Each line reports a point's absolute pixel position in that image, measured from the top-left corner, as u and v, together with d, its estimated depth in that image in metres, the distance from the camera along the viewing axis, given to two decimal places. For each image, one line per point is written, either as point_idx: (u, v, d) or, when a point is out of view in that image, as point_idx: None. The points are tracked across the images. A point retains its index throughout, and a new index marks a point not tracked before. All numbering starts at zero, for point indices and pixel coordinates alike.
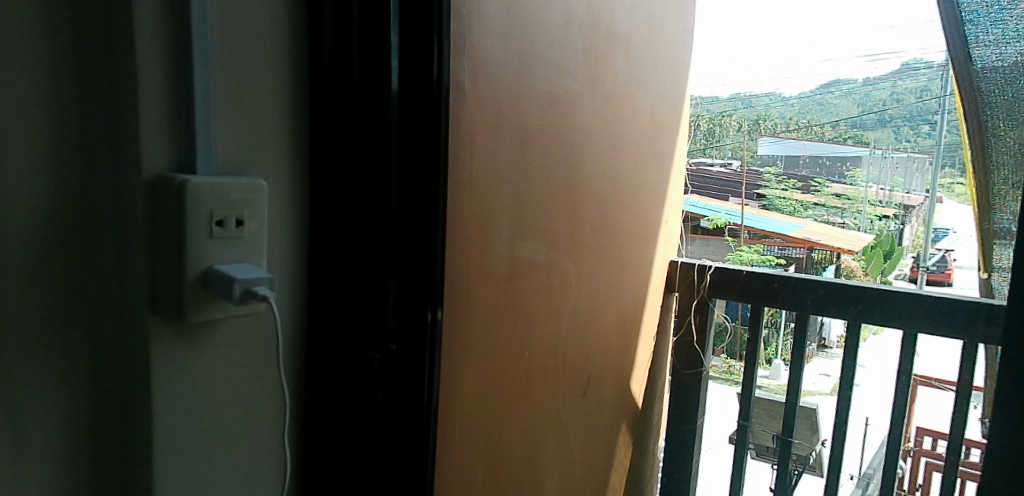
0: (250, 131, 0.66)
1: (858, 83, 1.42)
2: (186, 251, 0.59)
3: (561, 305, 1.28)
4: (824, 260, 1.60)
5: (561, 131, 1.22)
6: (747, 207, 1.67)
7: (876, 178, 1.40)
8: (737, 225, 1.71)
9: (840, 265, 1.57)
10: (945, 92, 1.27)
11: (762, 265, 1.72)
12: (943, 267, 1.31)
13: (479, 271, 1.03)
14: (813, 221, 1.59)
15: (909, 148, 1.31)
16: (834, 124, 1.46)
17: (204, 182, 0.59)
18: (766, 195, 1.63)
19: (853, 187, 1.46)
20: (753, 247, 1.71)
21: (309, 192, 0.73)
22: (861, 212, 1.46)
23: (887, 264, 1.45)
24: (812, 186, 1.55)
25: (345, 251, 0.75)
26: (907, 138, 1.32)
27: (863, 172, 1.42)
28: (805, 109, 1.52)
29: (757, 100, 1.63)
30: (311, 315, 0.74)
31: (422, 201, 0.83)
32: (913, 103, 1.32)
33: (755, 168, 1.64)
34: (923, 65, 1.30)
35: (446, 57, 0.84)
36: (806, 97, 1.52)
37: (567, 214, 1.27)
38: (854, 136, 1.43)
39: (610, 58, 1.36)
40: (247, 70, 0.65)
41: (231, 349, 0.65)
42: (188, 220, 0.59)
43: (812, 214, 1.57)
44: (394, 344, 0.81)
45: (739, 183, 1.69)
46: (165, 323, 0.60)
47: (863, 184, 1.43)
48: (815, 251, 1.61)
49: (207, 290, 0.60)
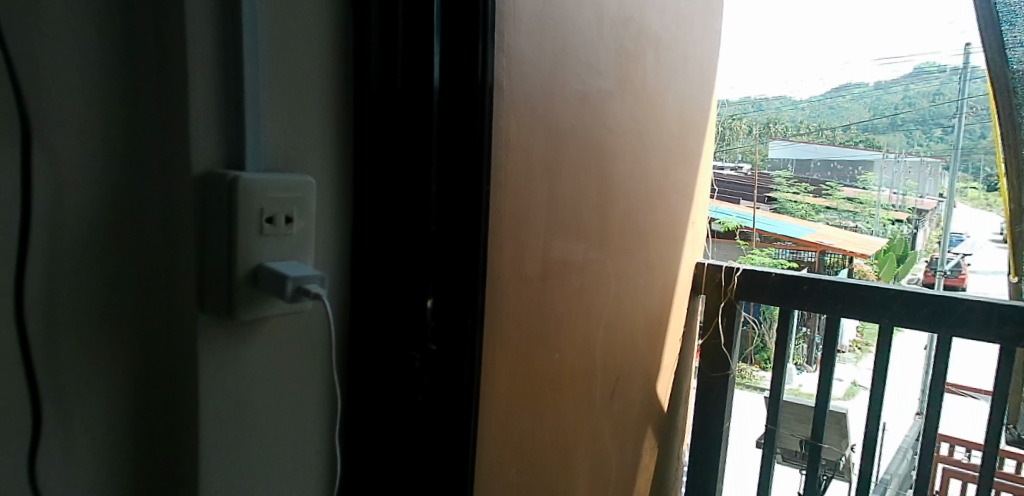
0: (297, 130, 0.65)
1: (869, 87, 1.49)
2: (236, 248, 0.58)
3: (592, 305, 1.26)
4: (836, 262, 1.66)
5: (594, 131, 1.21)
6: (759, 209, 1.73)
7: (888, 182, 1.48)
8: (749, 228, 1.75)
9: (852, 268, 1.61)
10: (959, 97, 1.36)
11: (774, 266, 1.72)
12: (958, 271, 1.44)
13: (515, 271, 1.02)
14: (824, 225, 1.65)
15: (922, 152, 1.42)
16: (846, 127, 1.52)
17: (254, 178, 0.58)
18: (777, 199, 1.69)
19: (865, 191, 1.54)
20: (764, 250, 1.73)
21: (353, 190, 0.72)
22: (872, 216, 1.53)
23: (901, 270, 1.54)
24: (823, 190, 1.60)
25: (388, 249, 0.74)
26: (919, 142, 1.42)
27: (875, 176, 1.49)
28: (816, 112, 1.57)
29: (767, 103, 1.69)
30: (354, 313, 0.73)
31: (463, 199, 0.83)
32: (925, 107, 1.41)
33: (766, 172, 1.72)
34: (935, 69, 1.40)
35: (490, 58, 0.84)
36: (817, 101, 1.57)
37: (598, 215, 1.26)
38: (865, 140, 1.50)
39: (640, 58, 1.35)
40: (295, 68, 0.65)
41: (278, 348, 0.64)
42: (240, 216, 0.58)
43: (823, 218, 1.63)
44: (434, 345, 0.80)
45: (750, 187, 1.77)
46: (214, 323, 0.59)
47: (875, 188, 1.51)
48: (827, 255, 1.65)
49: (257, 287, 0.59)
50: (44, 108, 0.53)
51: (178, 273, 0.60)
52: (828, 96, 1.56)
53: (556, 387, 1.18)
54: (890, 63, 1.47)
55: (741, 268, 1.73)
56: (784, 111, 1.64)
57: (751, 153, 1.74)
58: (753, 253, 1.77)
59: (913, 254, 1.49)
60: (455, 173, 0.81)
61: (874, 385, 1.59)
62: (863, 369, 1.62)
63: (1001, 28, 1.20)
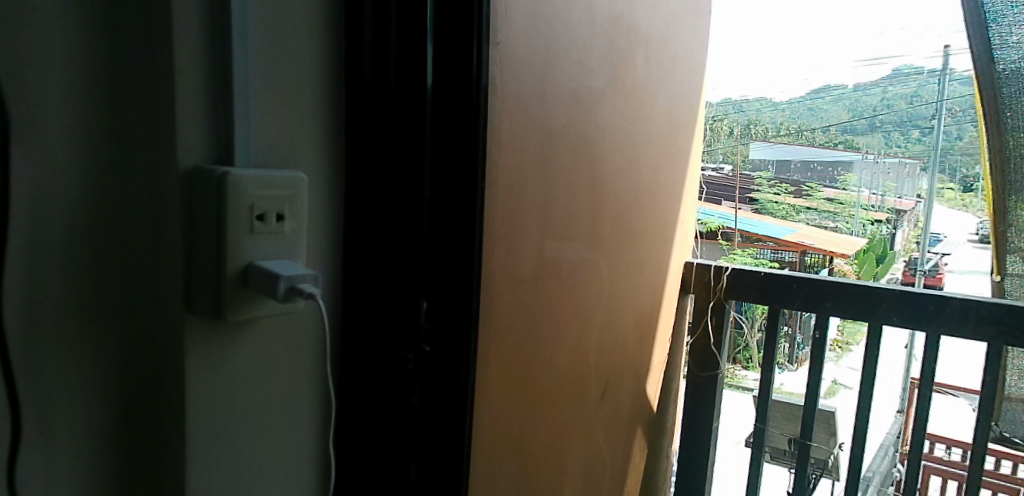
0: (286, 124, 0.63)
1: (848, 89, 1.66)
2: (226, 246, 0.56)
3: (583, 306, 1.25)
4: (816, 264, 1.76)
5: (585, 131, 1.20)
6: (741, 210, 1.85)
7: (867, 182, 1.67)
8: (732, 228, 1.84)
9: (832, 268, 1.72)
10: (934, 100, 1.51)
11: (756, 264, 1.73)
12: (934, 271, 1.61)
13: (507, 270, 1.00)
14: (804, 225, 1.85)
15: (901, 152, 1.59)
16: (825, 128, 1.66)
17: (243, 174, 0.56)
18: (757, 199, 1.85)
19: (844, 191, 1.76)
20: (748, 250, 1.79)
21: (344, 187, 0.70)
22: (851, 215, 1.78)
23: (880, 268, 1.71)
24: (803, 190, 1.80)
25: (379, 247, 0.72)
26: (897, 142, 1.59)
27: (855, 176, 1.69)
28: (796, 114, 1.71)
29: (749, 105, 1.78)
30: (346, 314, 0.71)
31: (457, 197, 0.81)
32: (901, 109, 1.56)
33: (747, 172, 1.83)
34: (911, 72, 1.56)
35: (485, 56, 0.82)
36: (797, 103, 1.71)
37: (590, 214, 1.25)
38: (844, 141, 1.66)
39: (631, 57, 1.34)
40: (286, 61, 0.63)
41: (265, 350, 0.62)
42: (229, 213, 0.56)
43: (803, 218, 1.86)
44: (427, 345, 0.78)
45: (733, 188, 1.85)
46: (201, 324, 0.57)
47: (855, 188, 1.71)
48: (808, 254, 1.78)
49: (247, 286, 0.57)
50: (24, 99, 0.50)
51: (164, 271, 0.58)
52: (808, 98, 1.71)
53: (546, 387, 1.16)
54: (869, 66, 1.65)
55: (731, 267, 1.73)
56: (767, 112, 1.75)
57: (731, 155, 1.83)
58: (735, 253, 1.79)
59: (893, 254, 1.72)
60: (447, 169, 0.79)
61: (862, 385, 1.58)
62: (847, 368, 1.62)
63: (988, 29, 1.21)
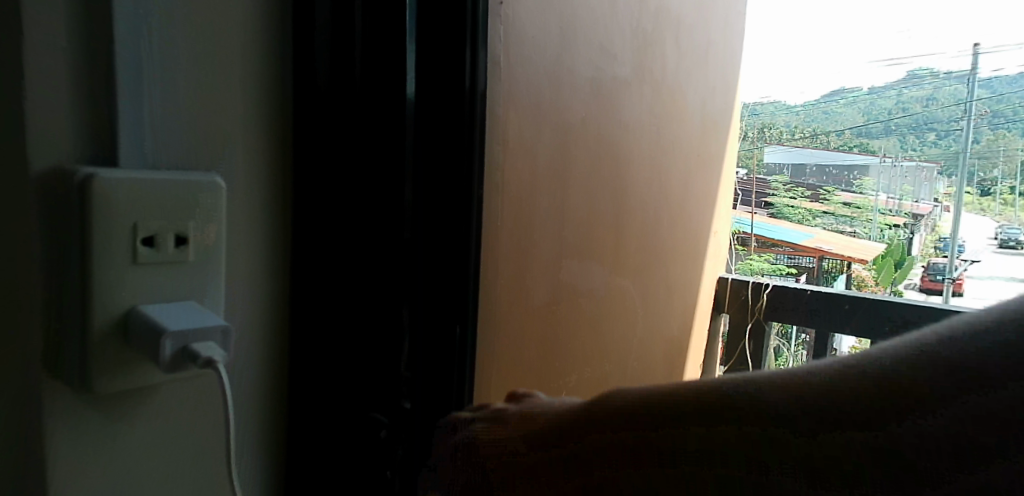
0: (200, 109, 0.44)
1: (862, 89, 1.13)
2: (93, 285, 0.38)
3: (606, 334, 1.06)
4: (834, 269, 1.50)
5: (607, 126, 1.01)
6: (756, 214, 1.57)
7: (887, 187, 1.20)
8: (747, 233, 1.63)
9: (851, 274, 1.46)
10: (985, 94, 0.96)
11: (773, 275, 1.59)
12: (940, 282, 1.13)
13: (514, 298, 0.82)
14: (822, 230, 1.42)
15: (916, 157, 1.09)
16: (839, 133, 1.21)
17: (118, 178, 0.38)
18: (772, 203, 1.49)
19: (863, 195, 1.27)
20: (764, 255, 1.60)
21: (290, 202, 0.51)
22: (871, 221, 1.28)
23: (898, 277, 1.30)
24: (820, 193, 1.35)
25: (341, 277, 0.53)
26: (914, 147, 1.08)
27: (872, 180, 1.22)
28: (811, 116, 1.24)
29: (764, 108, 1.45)
30: (294, 366, 0.53)
31: (445, 211, 0.63)
32: (919, 112, 1.05)
33: (762, 176, 1.51)
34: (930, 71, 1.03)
35: (482, 62, 0.65)
36: (810, 103, 1.24)
37: (612, 229, 1.06)
38: (860, 144, 1.20)
39: (660, 43, 1.16)
40: (203, 21, 0.44)
41: (170, 437, 0.43)
42: (97, 236, 0.37)
43: (821, 223, 1.39)
44: (408, 403, 0.58)
45: (750, 191, 1.59)
46: (67, 397, 0.38)
47: (873, 193, 1.24)
48: (826, 259, 1.49)
49: (130, 343, 0.39)
50: None
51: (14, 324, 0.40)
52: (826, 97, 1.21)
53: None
54: None
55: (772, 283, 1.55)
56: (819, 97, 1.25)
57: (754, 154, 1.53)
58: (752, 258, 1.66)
59: (912, 260, 1.21)
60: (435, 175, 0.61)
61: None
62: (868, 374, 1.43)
63: None
